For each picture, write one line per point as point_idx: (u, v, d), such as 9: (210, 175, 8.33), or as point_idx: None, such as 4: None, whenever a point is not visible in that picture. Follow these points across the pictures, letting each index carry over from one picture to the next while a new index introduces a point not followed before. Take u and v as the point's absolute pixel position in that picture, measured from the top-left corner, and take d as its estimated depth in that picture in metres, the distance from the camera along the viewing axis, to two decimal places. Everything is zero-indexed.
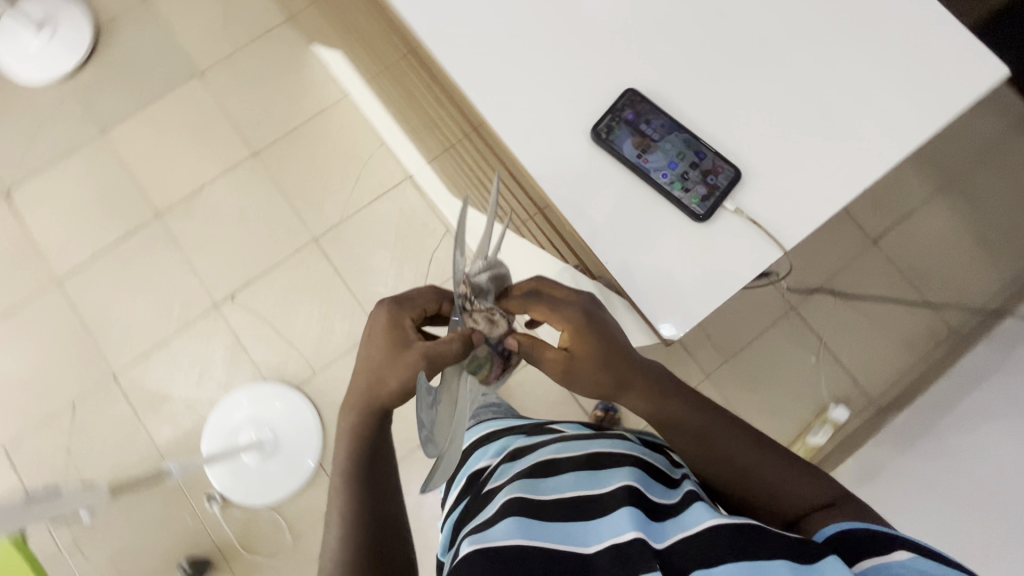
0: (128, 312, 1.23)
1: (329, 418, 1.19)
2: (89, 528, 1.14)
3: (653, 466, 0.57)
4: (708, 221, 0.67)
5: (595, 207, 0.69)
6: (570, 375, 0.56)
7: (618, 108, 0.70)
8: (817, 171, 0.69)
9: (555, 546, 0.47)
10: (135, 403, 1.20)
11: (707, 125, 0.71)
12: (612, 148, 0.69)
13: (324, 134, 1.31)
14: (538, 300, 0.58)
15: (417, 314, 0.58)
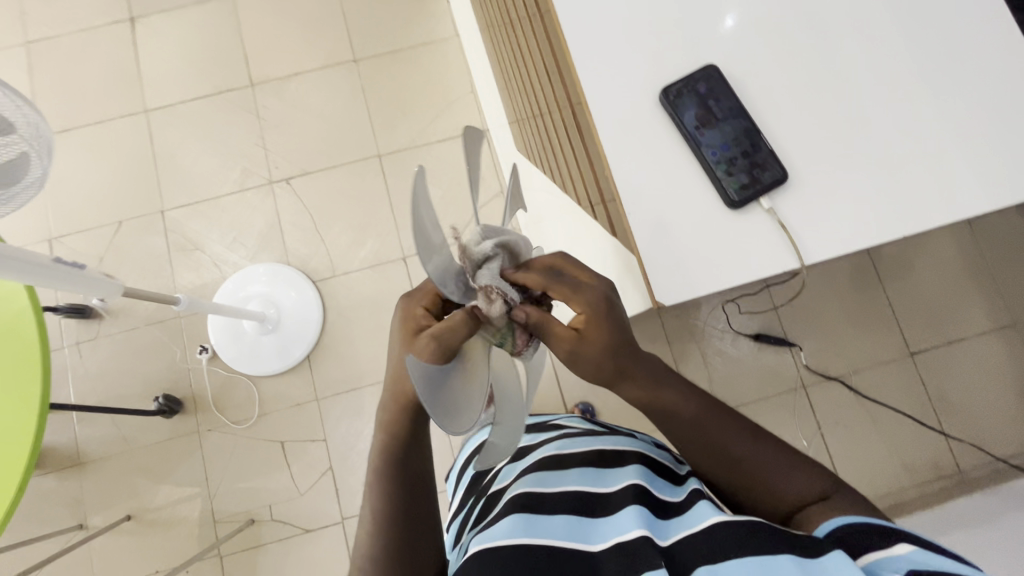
0: (193, 159, 1.31)
1: (333, 319, 1.24)
2: (93, 336, 1.22)
3: (657, 466, 0.60)
4: (740, 212, 0.56)
5: (630, 161, 0.57)
6: (575, 359, 0.47)
7: (694, 76, 0.58)
8: (899, 209, 0.56)
9: (559, 542, 0.50)
10: (171, 243, 1.28)
11: (783, 123, 0.58)
12: (671, 110, 0.57)
13: (423, 63, 1.34)
14: (558, 278, 0.47)
15: (430, 301, 0.49)
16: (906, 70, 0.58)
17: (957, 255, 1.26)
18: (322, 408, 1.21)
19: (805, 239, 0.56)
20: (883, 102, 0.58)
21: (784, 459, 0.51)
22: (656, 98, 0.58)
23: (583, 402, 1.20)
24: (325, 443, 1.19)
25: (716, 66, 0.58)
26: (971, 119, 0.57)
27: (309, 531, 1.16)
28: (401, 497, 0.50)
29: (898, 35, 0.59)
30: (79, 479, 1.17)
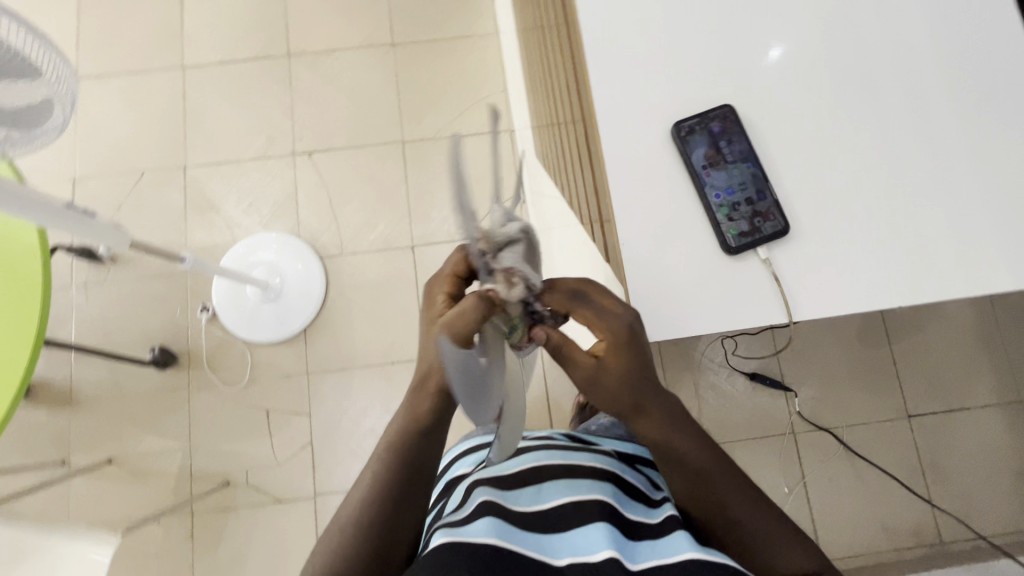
0: (222, 121, 1.32)
1: (334, 297, 1.25)
2: (101, 280, 1.25)
3: (631, 481, 0.64)
4: (736, 259, 0.56)
5: (632, 198, 0.57)
6: (593, 385, 0.50)
7: (710, 116, 0.57)
8: (899, 276, 0.56)
9: (528, 554, 0.54)
10: (189, 200, 1.30)
11: (793, 174, 0.57)
12: (681, 146, 0.57)
13: (459, 56, 1.34)
14: (586, 301, 0.49)
15: (452, 285, 0.50)
16: (924, 138, 0.58)
17: (971, 324, 1.23)
18: (310, 383, 1.22)
19: (800, 293, 0.56)
20: (897, 166, 0.57)
21: (774, 522, 0.56)
22: (668, 131, 0.58)
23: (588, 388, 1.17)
24: (309, 417, 1.21)
25: (733, 107, 0.57)
26: (982, 197, 0.57)
27: (281, 502, 1.17)
28: (400, 479, 0.54)
29: (923, 101, 0.59)
30: (68, 416, 1.20)
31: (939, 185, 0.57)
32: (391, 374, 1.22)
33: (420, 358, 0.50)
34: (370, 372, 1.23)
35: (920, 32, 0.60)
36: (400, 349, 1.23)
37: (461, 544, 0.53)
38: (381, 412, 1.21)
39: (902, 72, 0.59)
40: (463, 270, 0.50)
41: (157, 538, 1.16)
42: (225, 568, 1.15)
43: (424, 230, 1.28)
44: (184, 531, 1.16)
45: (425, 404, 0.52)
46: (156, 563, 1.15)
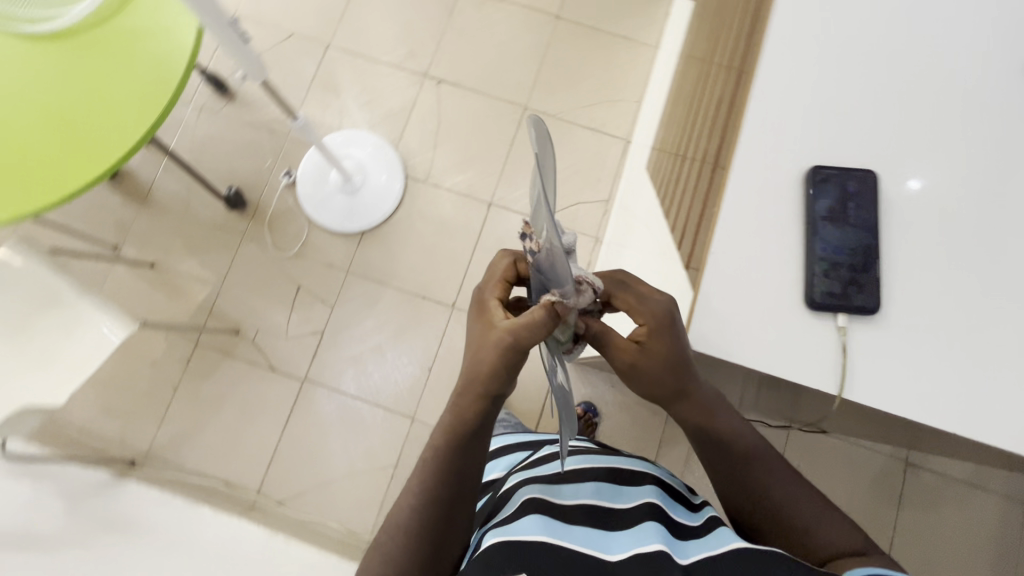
0: (378, 20, 1.38)
1: (401, 215, 1.29)
2: (216, 110, 1.33)
3: (671, 490, 0.65)
4: (813, 316, 0.52)
5: (733, 217, 0.53)
6: (635, 369, 0.52)
7: (852, 173, 0.53)
8: (974, 415, 0.50)
9: (580, 547, 0.55)
10: (318, 75, 1.36)
11: (911, 262, 0.53)
12: (808, 188, 0.54)
13: (611, 53, 1.36)
14: (625, 288, 0.51)
15: (501, 291, 0.54)
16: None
17: (991, 529, 1.15)
18: (346, 280, 1.26)
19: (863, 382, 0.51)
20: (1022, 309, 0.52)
21: (817, 506, 0.54)
22: (803, 171, 0.54)
23: (586, 402, 1.19)
24: (330, 309, 1.25)
25: (877, 175, 0.54)
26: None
27: (273, 370, 1.23)
28: (447, 481, 0.55)
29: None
30: (136, 211, 1.29)
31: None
32: (418, 307, 1.25)
33: (467, 366, 0.53)
34: (401, 296, 1.26)
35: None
36: (437, 288, 1.26)
37: (513, 543, 0.54)
38: (394, 335, 1.25)
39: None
40: (511, 276, 0.55)
41: (159, 349, 1.23)
42: (201, 403, 1.21)
43: (507, 193, 1.30)
44: (183, 354, 1.23)
45: (469, 409, 0.54)
46: (148, 369, 1.22)
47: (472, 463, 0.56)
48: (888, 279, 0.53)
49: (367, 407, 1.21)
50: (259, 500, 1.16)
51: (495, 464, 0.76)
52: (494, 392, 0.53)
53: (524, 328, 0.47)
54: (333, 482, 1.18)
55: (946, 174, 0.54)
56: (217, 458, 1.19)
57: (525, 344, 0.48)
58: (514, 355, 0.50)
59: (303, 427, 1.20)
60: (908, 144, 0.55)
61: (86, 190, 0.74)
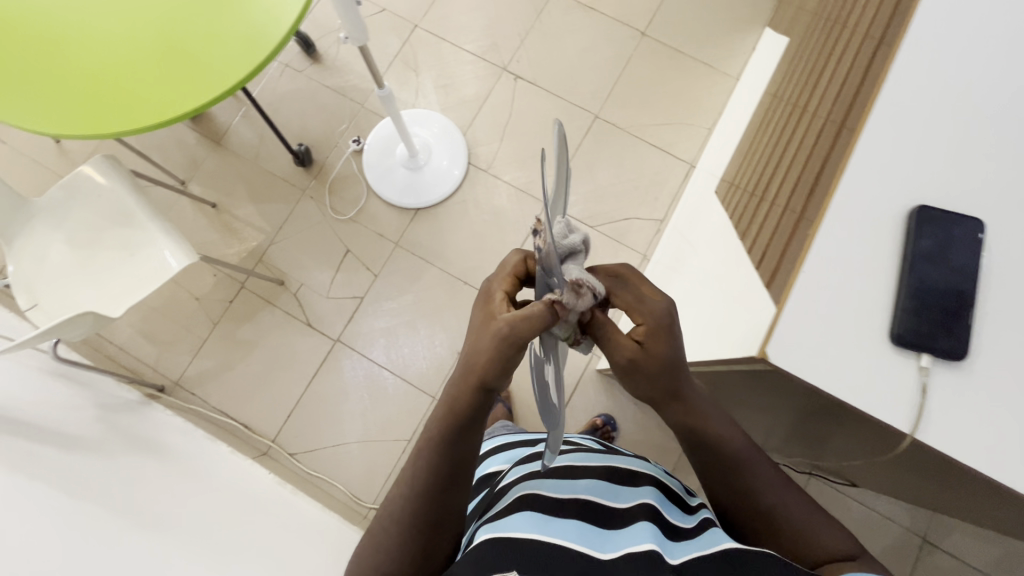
0: (469, 8, 1.42)
1: (456, 199, 1.31)
2: (300, 70, 1.38)
3: (668, 491, 0.61)
4: (893, 353, 0.49)
5: (829, 240, 0.51)
6: (631, 368, 0.50)
7: (961, 218, 0.51)
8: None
9: (570, 543, 0.51)
10: (401, 52, 1.40)
11: (1006, 320, 0.50)
12: (910, 221, 0.51)
13: (690, 77, 1.36)
14: (626, 286, 0.50)
15: (509, 284, 0.52)
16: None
17: None
18: (393, 252, 1.29)
19: (939, 433, 0.47)
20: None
21: (806, 508, 0.53)
22: (907, 208, 0.52)
23: (606, 414, 1.18)
24: (372, 278, 1.28)
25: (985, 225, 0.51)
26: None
27: (308, 326, 1.26)
28: (436, 474, 0.53)
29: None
30: (208, 152, 1.34)
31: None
32: (458, 290, 1.27)
33: (463, 357, 0.50)
34: (443, 277, 1.28)
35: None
36: (479, 276, 1.27)
37: (501, 538, 0.50)
38: (429, 313, 1.26)
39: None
40: (520, 271, 0.52)
41: (206, 285, 1.27)
42: (235, 345, 1.25)
43: None
44: (227, 295, 1.27)
45: (461, 400, 0.50)
46: (192, 303, 1.27)
47: (463, 455, 0.53)
48: (980, 331, 0.49)
49: (391, 378, 1.23)
50: (273, 448, 1.19)
51: (496, 461, 0.76)
52: (491, 387, 0.49)
53: (521, 322, 0.45)
54: (347, 445, 1.20)
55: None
56: (241, 400, 1.22)
57: (521, 339, 0.45)
58: (509, 348, 0.46)
59: (327, 386, 1.23)
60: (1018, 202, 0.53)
61: (207, 108, 0.75)
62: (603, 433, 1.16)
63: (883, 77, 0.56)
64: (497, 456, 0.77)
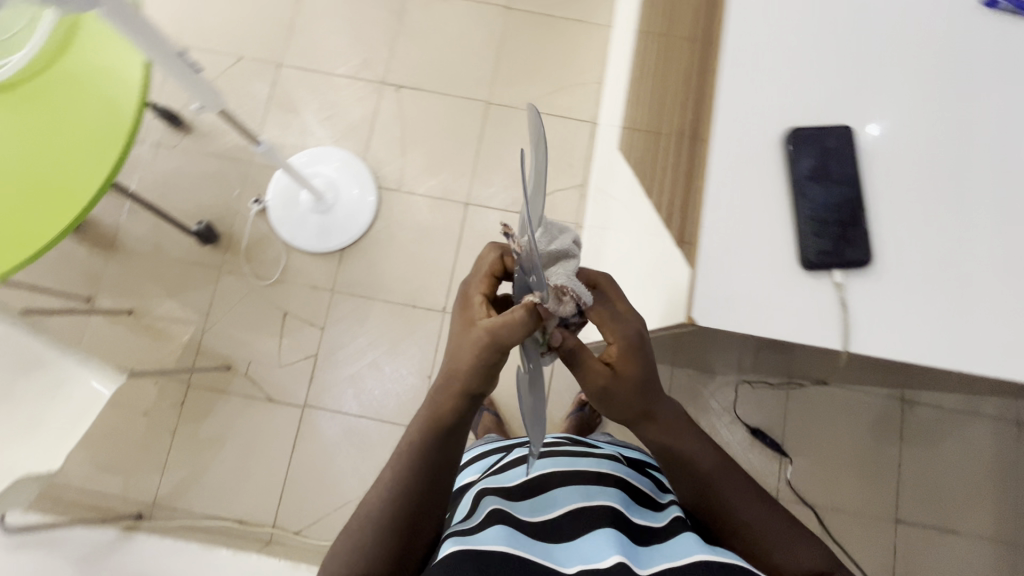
0: (327, 32, 1.36)
1: (378, 227, 1.27)
2: (173, 145, 1.29)
3: (633, 490, 0.70)
4: (808, 275, 0.52)
5: (719, 191, 0.54)
6: (606, 390, 0.56)
7: (829, 129, 0.54)
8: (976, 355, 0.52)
9: (539, 559, 0.59)
10: (273, 96, 1.33)
11: (894, 210, 0.54)
12: (787, 145, 0.54)
13: (567, 38, 1.35)
14: (607, 302, 0.56)
15: (487, 287, 0.58)
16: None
17: (988, 455, 1.20)
18: (332, 300, 1.25)
19: (867, 336, 0.52)
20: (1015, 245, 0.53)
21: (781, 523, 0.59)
22: (781, 134, 0.55)
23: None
24: (320, 332, 1.24)
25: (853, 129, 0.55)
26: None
27: (271, 401, 1.21)
28: (420, 477, 0.58)
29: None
30: (106, 260, 1.25)
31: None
32: (408, 316, 1.24)
33: (445, 364, 0.55)
34: (390, 308, 1.25)
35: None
36: (425, 295, 1.25)
37: (474, 551, 0.57)
38: (389, 348, 1.24)
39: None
40: (497, 270, 0.58)
41: (150, 396, 1.20)
42: (202, 445, 1.19)
43: (482, 191, 1.30)
44: (176, 398, 1.20)
45: (446, 406, 0.56)
46: (141, 418, 1.19)
47: (446, 460, 0.58)
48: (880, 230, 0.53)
49: (372, 424, 1.20)
50: (276, 533, 1.15)
51: (470, 468, 0.82)
52: (473, 392, 0.55)
53: (503, 325, 0.50)
54: (349, 503, 1.17)
55: (921, 121, 0.55)
56: (226, 497, 1.16)
57: (500, 341, 0.50)
58: (490, 353, 0.52)
59: (310, 453, 1.19)
60: (879, 94, 0.56)
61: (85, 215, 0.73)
62: (592, 407, 1.18)
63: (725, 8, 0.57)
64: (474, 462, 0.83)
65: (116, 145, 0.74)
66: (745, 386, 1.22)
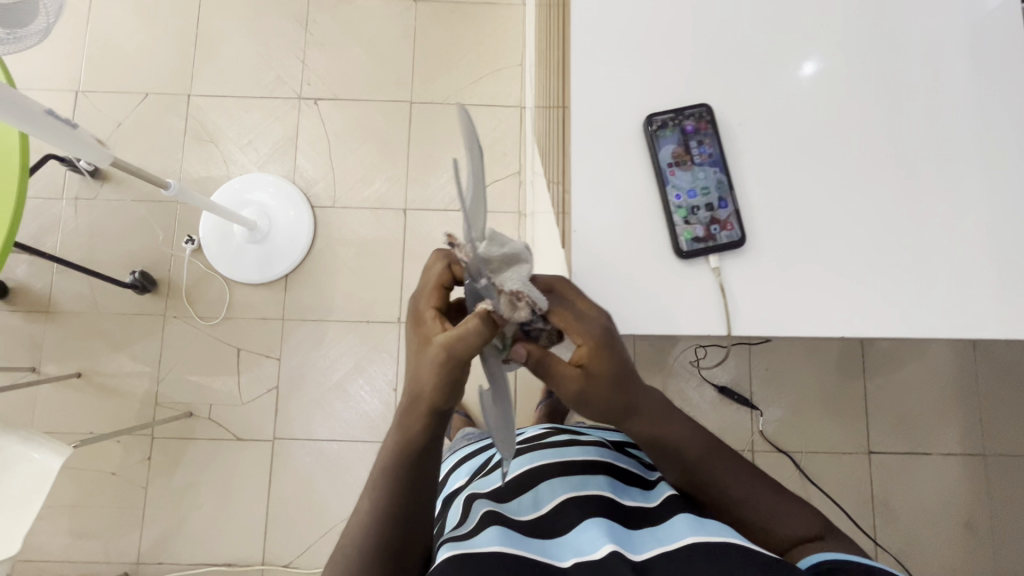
0: (233, 53, 1.30)
1: (319, 247, 1.25)
2: (92, 196, 1.24)
3: (622, 474, 0.71)
4: (685, 263, 0.54)
5: (589, 191, 0.55)
6: (583, 393, 0.52)
7: (686, 109, 0.55)
8: (855, 313, 0.54)
9: (534, 556, 0.58)
10: (188, 129, 1.28)
11: (763, 183, 0.55)
12: (645, 137, 0.55)
13: (480, 23, 1.31)
14: (566, 304, 0.49)
15: (437, 299, 0.51)
16: (919, 175, 0.55)
17: (950, 378, 1.22)
18: (285, 328, 1.22)
19: (749, 313, 0.54)
20: (881, 200, 0.55)
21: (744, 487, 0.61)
22: (641, 125, 0.56)
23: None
24: (277, 362, 1.21)
25: (712, 105, 0.55)
26: (965, 246, 0.54)
27: (239, 439, 1.19)
28: (398, 499, 0.55)
29: (929, 130, 0.55)
30: (44, 324, 1.21)
31: (925, 227, 0.54)
32: (365, 332, 1.23)
33: (406, 384, 0.50)
34: (345, 327, 1.23)
35: (954, 50, 0.56)
36: (378, 309, 1.23)
37: (467, 555, 0.56)
38: (350, 367, 1.22)
39: (908, 96, 0.56)
40: (447, 280, 0.51)
41: (115, 455, 1.18)
42: (177, 494, 1.17)
43: (419, 195, 1.27)
44: (142, 453, 1.18)
45: (413, 428, 0.52)
46: (111, 479, 1.17)
47: (423, 479, 0.55)
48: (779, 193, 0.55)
49: (346, 446, 1.20)
50: (267, 568, 1.15)
51: (460, 473, 0.81)
52: (439, 410, 0.50)
53: (457, 338, 0.44)
54: (335, 527, 1.16)
55: (778, 91, 0.56)
56: (210, 542, 1.16)
57: (460, 356, 0.46)
58: (453, 370, 0.47)
59: (287, 484, 1.18)
60: (739, 67, 0.56)
61: None
62: None
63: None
64: (462, 466, 0.82)
65: (3, 218, 0.71)
66: (698, 351, 1.21)
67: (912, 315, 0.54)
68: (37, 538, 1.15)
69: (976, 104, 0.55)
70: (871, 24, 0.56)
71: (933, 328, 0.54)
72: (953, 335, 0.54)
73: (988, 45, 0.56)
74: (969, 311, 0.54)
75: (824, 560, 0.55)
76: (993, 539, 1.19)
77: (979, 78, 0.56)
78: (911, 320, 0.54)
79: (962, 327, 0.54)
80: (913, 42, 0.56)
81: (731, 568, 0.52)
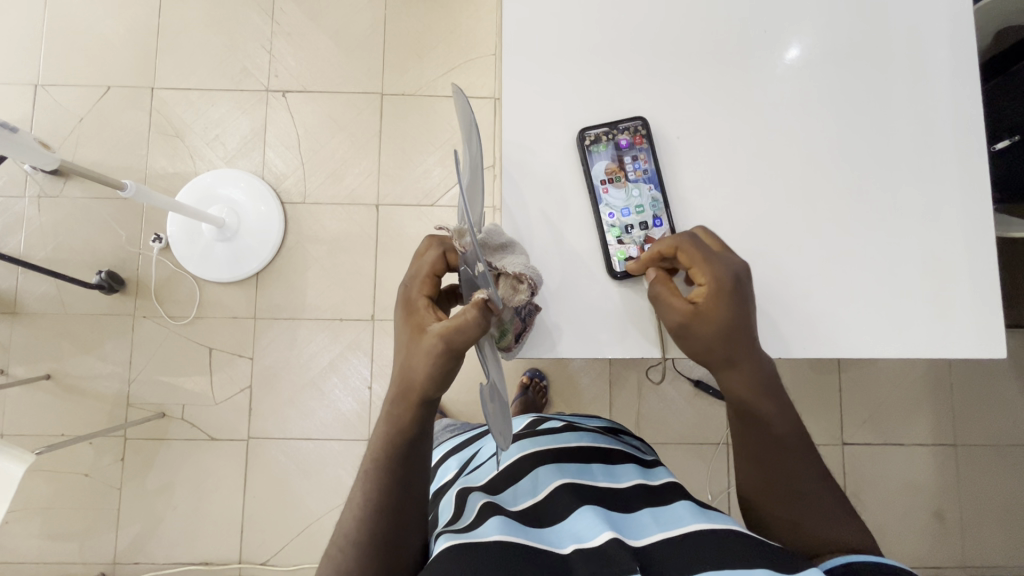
0: (197, 43, 1.26)
1: (290, 244, 1.22)
2: (56, 194, 1.21)
3: (617, 456, 0.70)
4: (624, 283, 0.63)
5: (542, 207, 0.64)
6: (690, 329, 0.55)
7: (619, 128, 0.64)
8: (778, 305, 0.63)
9: (536, 545, 0.56)
10: (154, 123, 1.25)
11: (689, 203, 0.64)
12: (586, 148, 0.64)
13: (452, 10, 1.27)
14: (695, 242, 0.57)
15: (430, 286, 0.52)
16: (826, 186, 0.65)
17: (923, 368, 1.23)
18: (257, 328, 1.21)
19: None
20: (797, 210, 0.64)
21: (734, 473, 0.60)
22: (575, 141, 0.65)
23: (532, 368, 1.21)
24: (251, 361, 1.20)
25: (646, 120, 0.64)
26: (866, 246, 0.64)
27: (213, 439, 1.19)
28: (394, 489, 0.52)
29: (833, 147, 0.65)
30: (10, 325, 1.19)
31: (835, 231, 0.64)
32: (338, 329, 1.21)
33: (397, 374, 0.50)
34: (318, 326, 1.21)
35: (895, 74, 0.65)
36: (352, 307, 1.22)
37: (468, 545, 0.53)
38: (324, 366, 1.21)
39: (814, 119, 0.65)
40: (440, 268, 0.53)
41: (88, 457, 1.17)
42: (153, 495, 1.17)
43: (392, 189, 1.24)
44: (117, 454, 1.18)
45: (407, 418, 0.51)
46: (85, 481, 1.17)
47: (419, 469, 0.53)
48: (734, 198, 0.64)
49: (322, 444, 1.19)
50: (244, 566, 1.15)
51: (448, 467, 0.78)
52: (430, 401, 0.50)
53: (458, 329, 0.45)
54: (313, 523, 1.17)
55: (709, 114, 0.65)
56: (187, 542, 1.16)
57: (458, 347, 0.46)
58: (447, 361, 0.47)
59: (263, 484, 1.18)
60: (673, 95, 0.65)
61: None
62: (535, 388, 1.18)
63: (526, 27, 0.65)
64: (450, 458, 0.80)
65: None
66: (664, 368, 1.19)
67: (829, 306, 0.63)
68: (13, 540, 1.16)
69: (870, 126, 0.65)
70: (784, 61, 0.65)
71: (858, 316, 0.63)
72: (880, 324, 0.63)
73: (929, 53, 0.65)
74: (873, 299, 0.63)
75: (842, 561, 0.52)
76: (962, 525, 1.21)
77: (908, 98, 0.65)
78: (827, 310, 0.63)
79: (864, 318, 0.63)
80: (816, 75, 0.65)
81: (733, 553, 0.51)
